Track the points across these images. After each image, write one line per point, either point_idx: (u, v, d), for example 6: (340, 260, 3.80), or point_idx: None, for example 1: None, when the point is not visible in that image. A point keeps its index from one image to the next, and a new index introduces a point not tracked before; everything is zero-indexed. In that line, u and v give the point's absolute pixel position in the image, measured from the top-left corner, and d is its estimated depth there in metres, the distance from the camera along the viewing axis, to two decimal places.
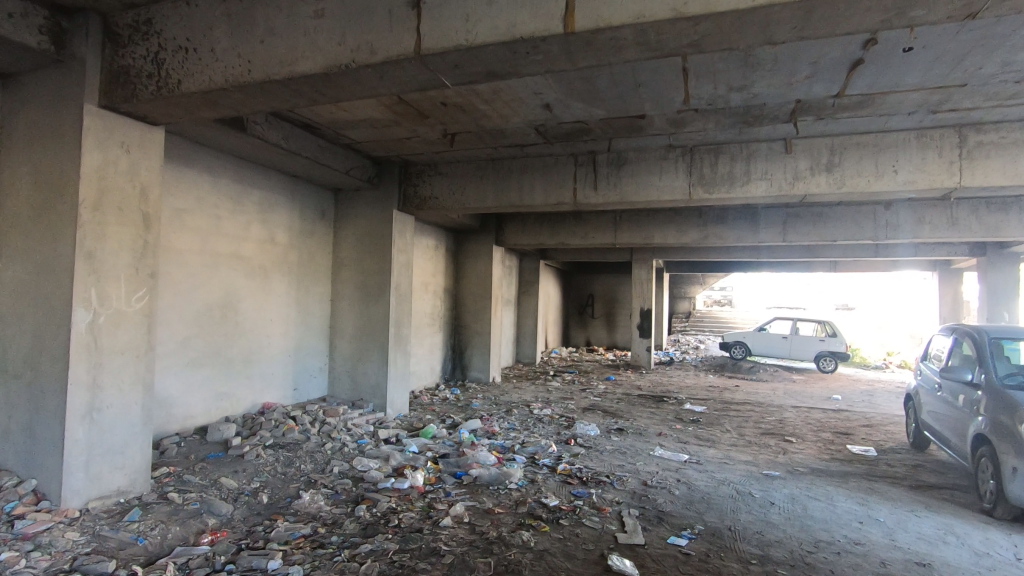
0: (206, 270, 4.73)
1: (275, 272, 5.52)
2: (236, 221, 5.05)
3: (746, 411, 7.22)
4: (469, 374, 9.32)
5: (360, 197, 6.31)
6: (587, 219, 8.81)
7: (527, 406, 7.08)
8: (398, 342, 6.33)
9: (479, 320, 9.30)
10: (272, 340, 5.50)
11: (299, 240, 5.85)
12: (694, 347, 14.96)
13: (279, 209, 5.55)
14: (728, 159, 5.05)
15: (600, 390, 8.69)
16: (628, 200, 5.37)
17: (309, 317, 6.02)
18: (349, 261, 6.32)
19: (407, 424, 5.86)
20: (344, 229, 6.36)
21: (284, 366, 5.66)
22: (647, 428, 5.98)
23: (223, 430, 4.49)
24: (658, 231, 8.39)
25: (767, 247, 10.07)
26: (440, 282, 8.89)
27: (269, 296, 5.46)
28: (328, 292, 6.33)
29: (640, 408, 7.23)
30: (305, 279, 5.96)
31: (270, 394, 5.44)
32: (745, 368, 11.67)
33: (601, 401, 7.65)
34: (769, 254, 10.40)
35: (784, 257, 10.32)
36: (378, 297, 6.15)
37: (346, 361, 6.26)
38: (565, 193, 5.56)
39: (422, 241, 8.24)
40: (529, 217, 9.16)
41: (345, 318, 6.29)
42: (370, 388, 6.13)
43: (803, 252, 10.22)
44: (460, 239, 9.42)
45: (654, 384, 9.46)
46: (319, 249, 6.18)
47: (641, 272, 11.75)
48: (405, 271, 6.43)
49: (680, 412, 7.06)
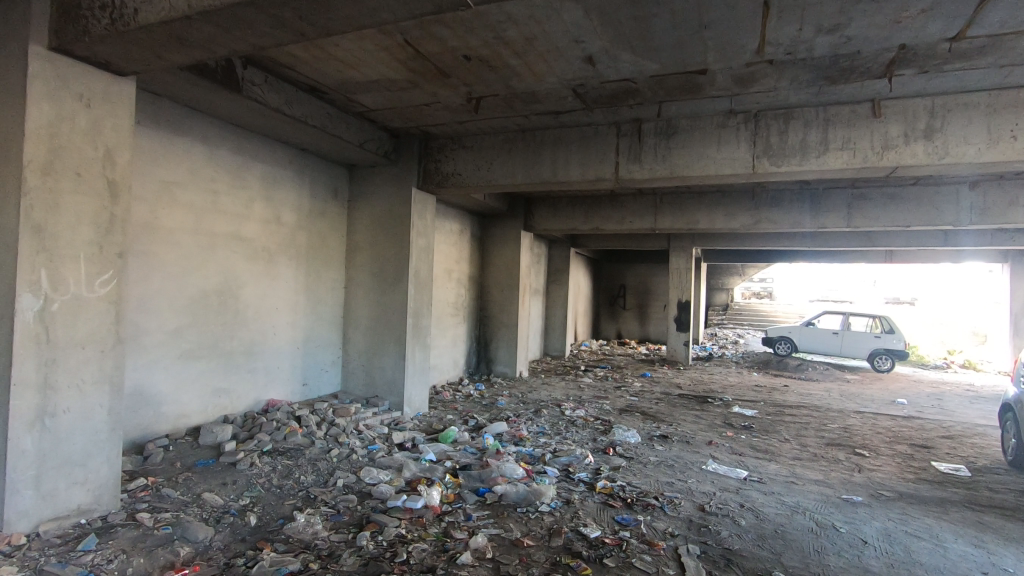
0: (200, 253, 4.22)
1: (281, 256, 4.99)
2: (236, 198, 4.52)
3: (804, 417, 6.45)
4: (494, 368, 8.74)
5: (376, 174, 5.74)
6: (624, 202, 8.09)
7: (558, 406, 6.46)
8: (417, 334, 5.76)
9: (505, 311, 8.69)
10: (277, 331, 4.98)
11: (308, 220, 5.31)
12: (733, 342, 14.10)
13: (285, 187, 5.01)
14: (801, 126, 4.27)
15: (636, 388, 8.00)
16: (679, 175, 4.64)
17: (320, 306, 5.49)
18: (364, 245, 5.76)
19: (426, 426, 5.30)
20: (359, 209, 5.80)
21: (291, 360, 5.14)
22: (694, 436, 5.29)
23: (217, 432, 3.99)
24: (703, 215, 7.62)
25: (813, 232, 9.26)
26: (464, 269, 8.30)
27: (274, 283, 4.93)
28: (342, 278, 5.80)
29: (683, 410, 6.54)
30: (316, 264, 5.42)
31: (275, 390, 4.94)
32: (792, 366, 10.81)
33: (639, 401, 6.96)
34: (821, 241, 9.51)
35: (836, 245, 9.42)
36: (395, 285, 5.58)
37: (361, 354, 5.73)
38: (605, 167, 4.87)
39: (445, 225, 7.66)
40: (561, 200, 8.48)
41: (360, 308, 5.75)
42: (386, 385, 5.58)
43: (861, 239, 9.30)
44: (486, 224, 8.81)
45: (695, 382, 8.72)
46: (331, 231, 5.63)
47: (680, 261, 10.97)
48: (425, 257, 5.85)
49: (729, 415, 6.34)
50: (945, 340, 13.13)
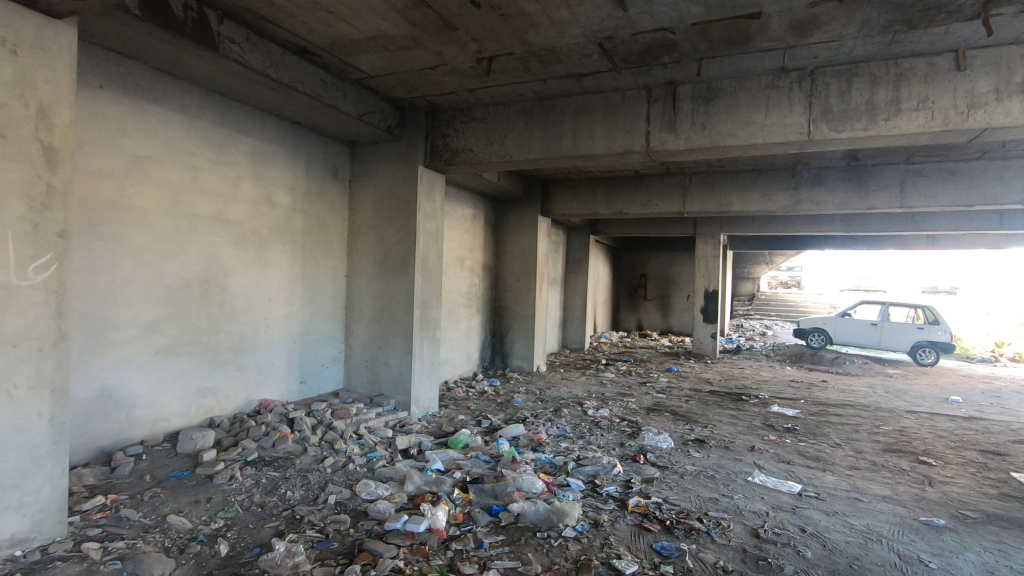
0: (179, 238, 3.76)
1: (274, 241, 4.52)
2: (221, 176, 4.05)
3: (852, 417, 5.84)
4: (510, 362, 8.24)
5: (379, 151, 5.22)
6: (650, 183, 7.47)
7: (579, 404, 5.93)
8: (425, 327, 5.26)
9: (521, 302, 8.16)
10: (271, 324, 4.53)
11: (304, 202, 4.83)
12: (761, 334, 13.40)
13: (278, 165, 4.53)
14: (867, 83, 3.65)
15: (662, 384, 7.44)
16: (721, 145, 4.05)
17: (319, 297, 5.02)
18: (367, 229, 5.27)
19: (435, 429, 4.81)
20: (362, 190, 5.30)
21: (287, 357, 4.69)
22: (734, 441, 4.72)
23: (197, 439, 3.54)
24: (737, 196, 6.98)
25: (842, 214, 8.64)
26: (477, 257, 7.79)
27: (267, 271, 4.47)
28: (344, 266, 5.32)
29: (716, 409, 5.98)
30: (313, 251, 4.95)
31: (269, 390, 4.49)
32: (828, 360, 10.12)
33: (668, 399, 6.39)
34: (862, 225, 8.83)
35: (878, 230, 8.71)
36: (401, 273, 5.09)
37: (364, 349, 5.26)
38: (634, 138, 4.29)
39: (457, 209, 7.15)
40: (581, 182, 7.90)
41: (363, 298, 5.27)
42: (392, 382, 5.11)
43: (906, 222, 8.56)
44: (501, 209, 8.28)
45: (725, 378, 8.13)
46: (331, 215, 5.14)
47: (707, 249, 10.33)
48: (433, 242, 5.33)
49: (769, 416, 5.76)
50: (993, 332, 12.28)
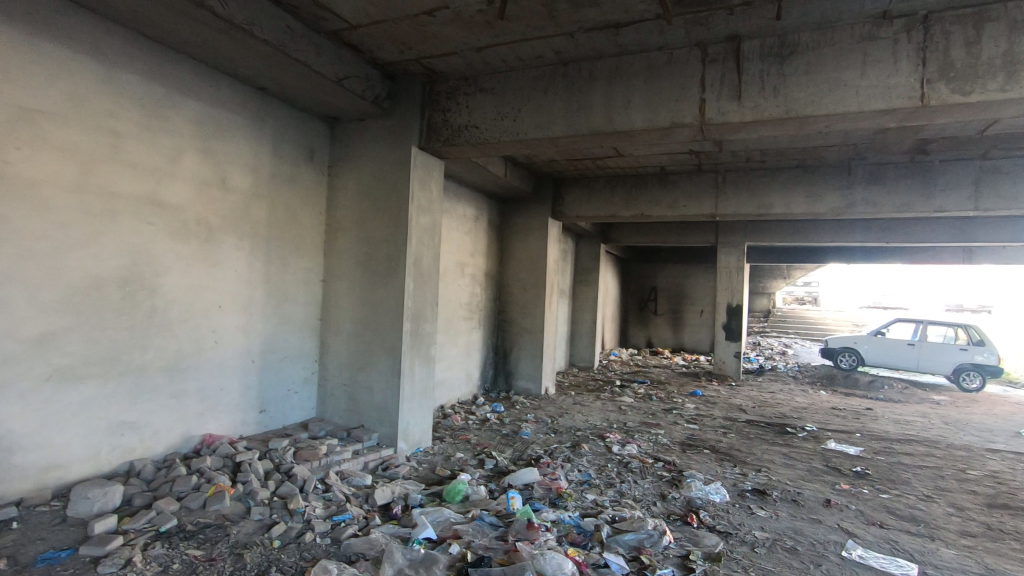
0: (89, 223, 2.82)
1: (227, 234, 3.59)
2: (153, 146, 3.12)
3: (927, 459, 4.87)
4: (515, 383, 7.29)
5: (365, 130, 4.32)
6: (676, 181, 6.57)
7: (600, 437, 4.98)
8: (417, 344, 4.31)
9: (528, 315, 7.22)
10: (221, 339, 3.57)
11: (270, 187, 3.90)
12: (782, 353, 12.45)
13: (234, 139, 3.61)
14: (1004, 31, 2.76)
15: (690, 411, 6.48)
16: (799, 116, 3.14)
17: (287, 305, 4.08)
18: (349, 223, 4.34)
19: (427, 472, 3.85)
20: (343, 177, 4.38)
21: (242, 381, 3.73)
22: (801, 493, 3.76)
23: (96, 498, 2.55)
24: (778, 196, 6.10)
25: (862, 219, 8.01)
26: (479, 264, 6.89)
27: (216, 272, 3.52)
28: (320, 268, 4.38)
29: (763, 445, 5.03)
30: (281, 249, 4.01)
31: (216, 422, 3.53)
32: (863, 384, 9.17)
33: (703, 432, 5.42)
34: (896, 236, 8.09)
35: (916, 238, 7.94)
36: (389, 277, 4.16)
37: (343, 369, 4.30)
38: (685, 109, 3.38)
39: (456, 208, 6.25)
40: (598, 181, 6.98)
41: (342, 308, 4.33)
42: (376, 411, 4.16)
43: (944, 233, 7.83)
44: (506, 210, 7.40)
45: (759, 404, 7.17)
46: (304, 205, 4.22)
47: (729, 260, 9.44)
48: (429, 241, 4.41)
49: (828, 455, 4.81)
50: None
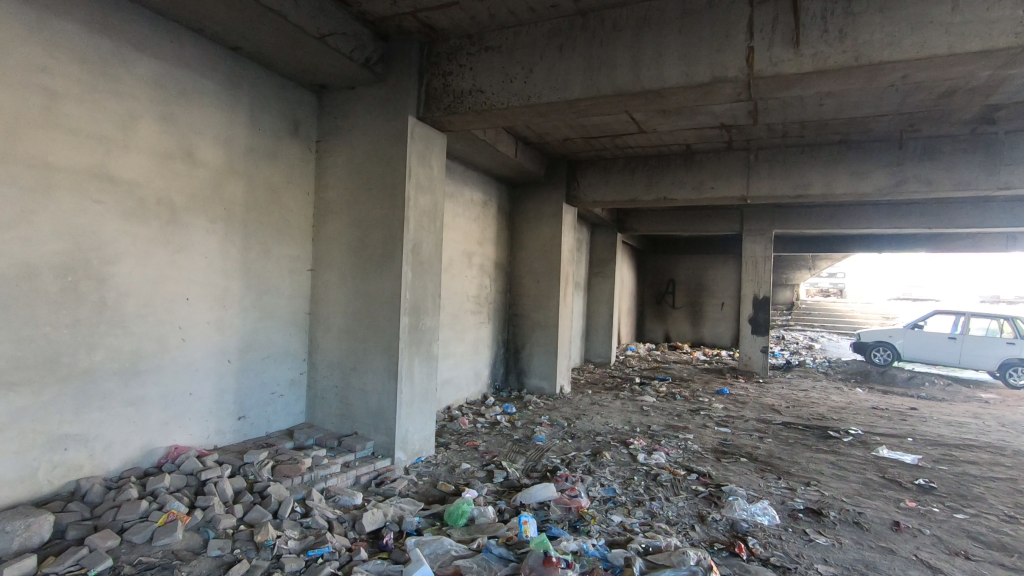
0: (16, 199, 2.36)
1: (195, 216, 3.11)
2: (98, 110, 2.64)
3: (995, 468, 4.29)
4: (527, 382, 6.79)
5: (357, 100, 3.82)
6: (703, 161, 5.99)
7: (623, 443, 4.46)
8: (417, 340, 3.82)
9: (541, 309, 6.71)
10: (188, 338, 3.10)
11: (247, 163, 3.42)
12: (809, 348, 11.81)
13: (202, 107, 3.13)
14: None
15: (718, 412, 5.95)
16: (871, 62, 2.58)
17: (269, 298, 3.61)
18: (339, 206, 3.86)
19: (427, 489, 3.36)
20: (332, 154, 3.89)
21: (216, 385, 3.27)
22: (862, 514, 3.22)
23: (17, 532, 2.07)
24: (818, 175, 5.51)
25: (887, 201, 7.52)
26: (488, 253, 6.39)
27: (181, 259, 3.05)
28: (308, 257, 3.91)
29: (806, 452, 4.48)
30: (261, 235, 3.54)
31: (184, 432, 3.08)
32: (901, 381, 8.55)
33: (736, 437, 4.89)
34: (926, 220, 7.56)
35: (950, 222, 7.40)
36: (385, 266, 3.67)
37: (334, 369, 3.83)
38: (728, 60, 2.83)
39: (462, 193, 5.75)
40: (616, 162, 6.42)
41: (333, 301, 3.85)
42: (370, 417, 3.68)
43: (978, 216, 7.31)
44: (517, 196, 6.89)
45: (793, 404, 6.61)
46: (288, 185, 3.73)
47: (755, 249, 8.85)
48: (429, 224, 3.91)
49: (882, 464, 4.26)
50: None
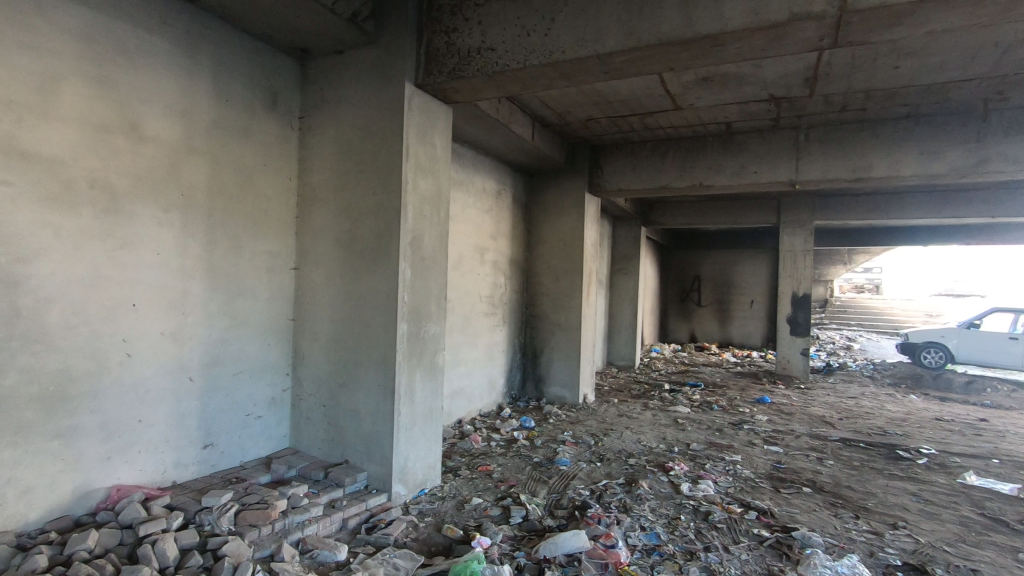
0: None
1: (142, 204, 2.54)
2: (3, 66, 2.07)
3: None
4: (546, 390, 6.17)
5: (345, 67, 3.22)
6: (745, 141, 5.29)
7: (661, 468, 3.82)
8: (418, 350, 3.21)
9: (561, 310, 6.08)
10: (135, 353, 2.53)
11: (210, 141, 2.84)
12: (848, 349, 11.00)
13: (150, 70, 2.56)
14: None
15: (763, 426, 5.27)
16: None
17: (242, 302, 3.04)
18: (326, 192, 3.26)
19: (429, 535, 2.75)
20: (318, 131, 3.30)
21: (174, 409, 2.70)
22: (978, 573, 2.54)
23: None
24: (881, 155, 4.80)
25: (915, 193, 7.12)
26: (503, 249, 5.78)
27: (125, 257, 2.48)
28: (290, 254, 3.32)
29: (880, 480, 3.79)
30: (230, 227, 2.96)
31: (132, 468, 2.52)
32: (958, 386, 7.75)
33: (792, 459, 4.20)
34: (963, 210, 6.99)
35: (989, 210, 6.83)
36: (379, 264, 3.07)
37: (321, 386, 3.25)
38: None
39: (472, 182, 5.14)
40: (644, 146, 5.75)
41: (320, 304, 3.27)
42: (363, 443, 3.10)
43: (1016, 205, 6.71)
44: (534, 186, 6.27)
45: (845, 415, 5.89)
46: (265, 169, 3.15)
47: (794, 243, 8.12)
48: (432, 213, 3.30)
49: (976, 496, 3.54)
50: None
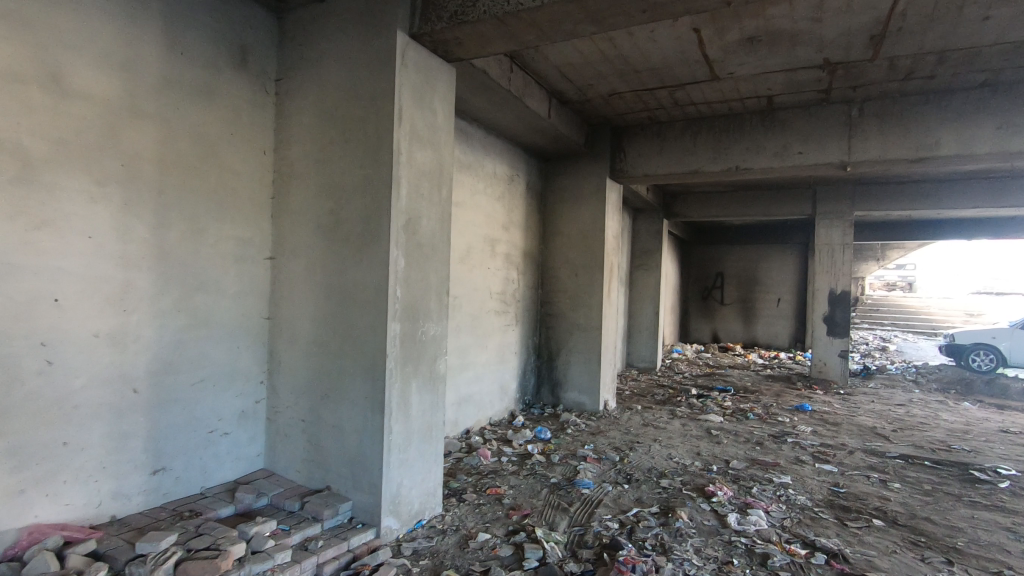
0: None
1: (66, 174, 2.03)
2: None
3: None
4: (562, 395, 5.62)
5: (327, 18, 2.70)
6: (789, 118, 4.69)
7: (701, 494, 3.26)
8: (414, 356, 2.68)
9: (579, 307, 5.52)
10: (59, 360, 2.03)
11: (160, 102, 2.33)
12: (884, 350, 10.29)
13: (77, 7, 2.04)
14: None
15: (808, 439, 4.68)
16: None
17: (203, 298, 2.54)
18: (305, 167, 2.75)
19: None
20: (297, 95, 2.78)
21: (113, 428, 2.20)
22: None
23: None
24: (950, 131, 4.19)
25: (962, 178, 6.66)
26: (516, 241, 5.25)
27: (44, 239, 1.98)
28: (264, 241, 2.81)
29: (962, 510, 3.20)
30: (186, 207, 2.45)
31: (54, 503, 2.02)
32: (1015, 393, 7.06)
33: (852, 482, 3.62)
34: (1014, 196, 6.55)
35: None
36: (367, 251, 2.55)
37: (300, 397, 2.74)
38: None
39: (482, 165, 4.62)
40: (672, 126, 5.16)
41: (299, 300, 2.75)
42: (348, 467, 2.58)
43: None
44: (549, 173, 5.73)
45: (898, 426, 5.27)
46: (232, 139, 2.64)
47: (832, 235, 7.48)
48: (431, 192, 2.76)
49: None
50: None
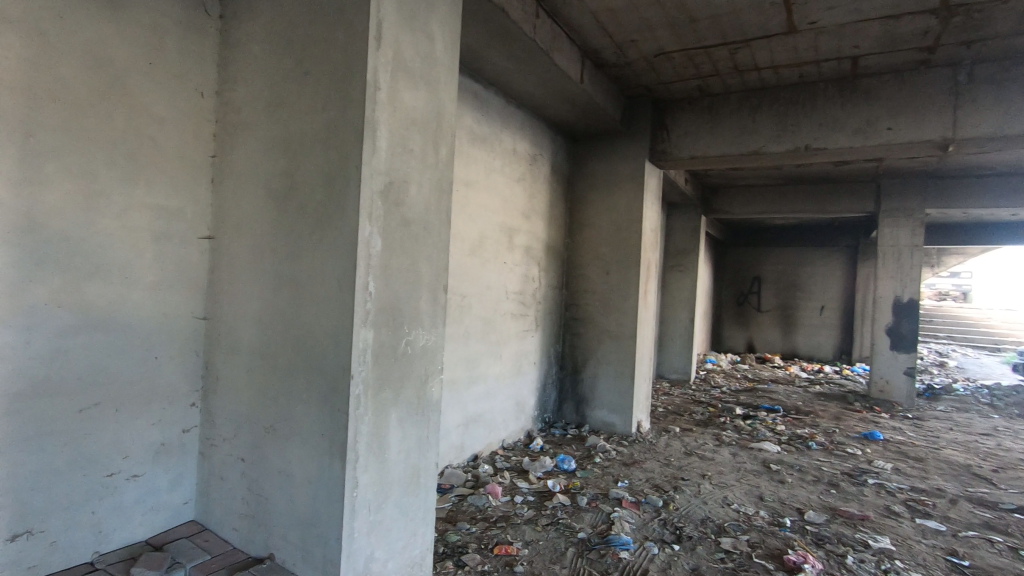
0: None
1: None
2: None
3: None
4: (587, 413, 4.83)
5: None
6: (875, 86, 3.84)
7: (781, 566, 2.44)
8: (393, 375, 1.92)
9: (610, 312, 4.73)
10: None
11: (29, 3, 1.61)
12: (944, 366, 9.25)
13: None
14: None
15: (893, 479, 3.80)
16: None
17: (101, 290, 1.82)
18: (253, 114, 2.02)
19: None
20: (246, 19, 2.05)
21: None
22: None
23: None
24: None
25: None
26: (538, 233, 4.49)
27: None
28: (199, 215, 2.10)
29: None
30: (75, 160, 1.73)
31: None
32: None
33: (973, 549, 2.76)
34: None
35: None
36: (327, 228, 1.80)
37: (239, 428, 2.01)
38: None
39: (499, 140, 3.87)
40: (727, 98, 4.33)
41: (242, 295, 2.03)
42: (296, 532, 1.84)
43: None
44: (578, 156, 4.96)
45: (997, 464, 4.35)
46: (149, 71, 1.91)
47: (898, 236, 6.57)
48: (424, 151, 2.01)
49: None
50: None
